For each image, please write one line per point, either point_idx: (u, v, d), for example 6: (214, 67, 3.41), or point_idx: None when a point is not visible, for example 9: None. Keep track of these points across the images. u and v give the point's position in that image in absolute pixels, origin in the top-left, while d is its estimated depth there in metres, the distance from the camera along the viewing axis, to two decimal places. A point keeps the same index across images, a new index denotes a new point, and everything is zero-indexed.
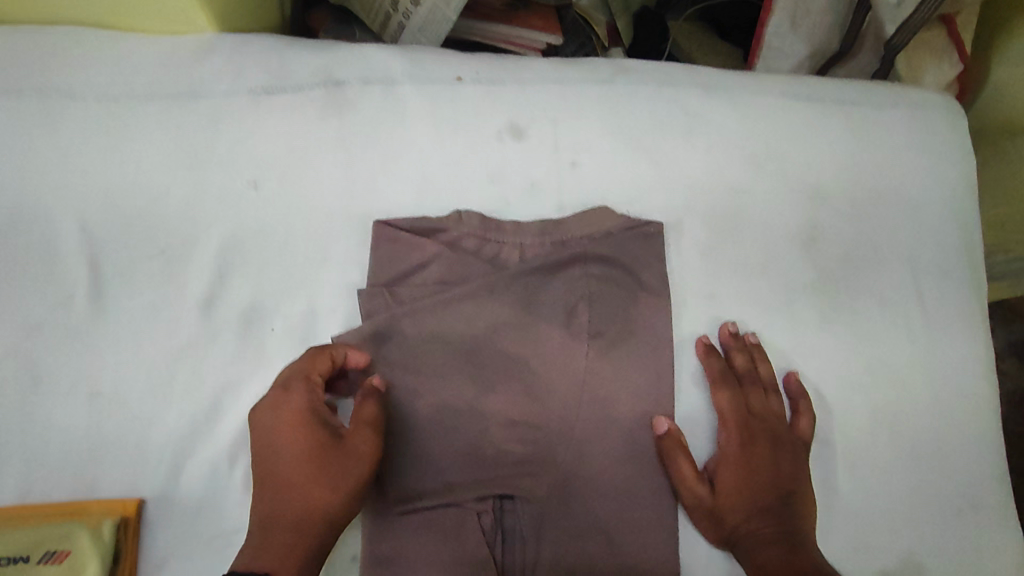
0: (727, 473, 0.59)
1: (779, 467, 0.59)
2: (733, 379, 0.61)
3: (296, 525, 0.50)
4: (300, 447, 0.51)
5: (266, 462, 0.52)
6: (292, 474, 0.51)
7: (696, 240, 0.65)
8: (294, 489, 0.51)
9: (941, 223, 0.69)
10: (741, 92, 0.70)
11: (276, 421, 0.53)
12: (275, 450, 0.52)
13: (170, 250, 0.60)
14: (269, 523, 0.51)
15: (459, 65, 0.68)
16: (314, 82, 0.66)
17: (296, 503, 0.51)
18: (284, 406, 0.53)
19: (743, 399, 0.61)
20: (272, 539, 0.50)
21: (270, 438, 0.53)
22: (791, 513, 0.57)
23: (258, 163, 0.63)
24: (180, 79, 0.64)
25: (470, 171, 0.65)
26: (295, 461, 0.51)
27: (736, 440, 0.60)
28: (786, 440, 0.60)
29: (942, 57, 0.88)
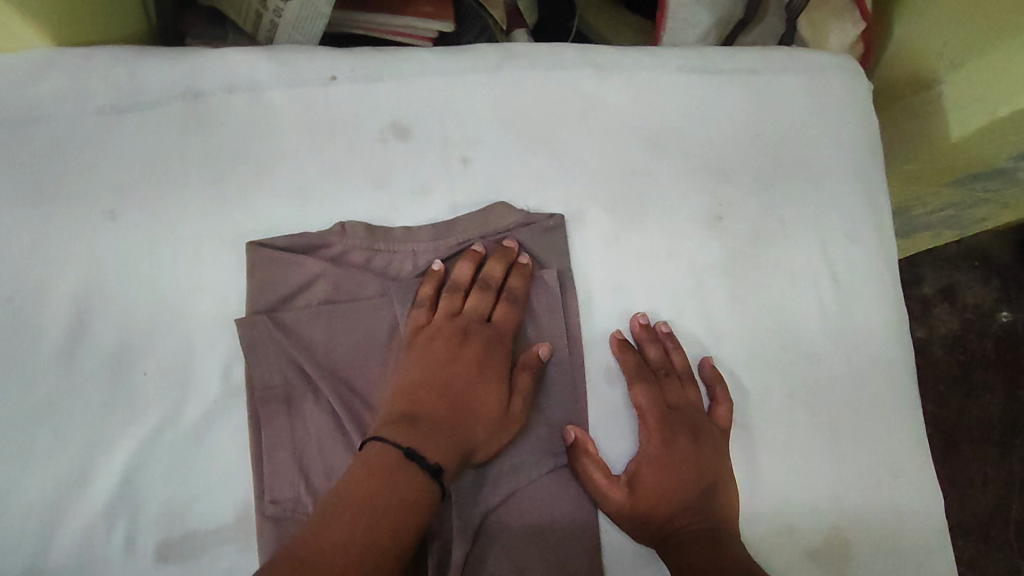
0: (647, 471, 0.56)
1: (700, 459, 0.57)
2: (648, 372, 0.59)
3: (447, 432, 0.51)
4: (483, 358, 0.56)
5: (440, 376, 0.54)
6: (476, 385, 0.54)
7: (599, 230, 0.63)
8: (463, 411, 0.53)
9: (846, 188, 0.68)
10: (636, 69, 0.68)
11: (488, 358, 0.56)
12: (455, 371, 0.55)
13: (18, 296, 0.54)
14: (417, 417, 0.52)
15: (332, 62, 0.63)
16: (171, 96, 0.60)
17: (461, 420, 0.53)
18: (470, 345, 0.56)
19: (660, 392, 0.59)
20: (430, 433, 0.51)
21: (453, 365, 0.55)
22: (713, 506, 0.55)
23: (115, 190, 0.57)
24: (15, 105, 0.57)
25: (354, 178, 0.60)
26: (474, 370, 0.55)
27: (658, 435, 0.58)
28: (706, 429, 0.59)
29: (843, 16, 0.84)
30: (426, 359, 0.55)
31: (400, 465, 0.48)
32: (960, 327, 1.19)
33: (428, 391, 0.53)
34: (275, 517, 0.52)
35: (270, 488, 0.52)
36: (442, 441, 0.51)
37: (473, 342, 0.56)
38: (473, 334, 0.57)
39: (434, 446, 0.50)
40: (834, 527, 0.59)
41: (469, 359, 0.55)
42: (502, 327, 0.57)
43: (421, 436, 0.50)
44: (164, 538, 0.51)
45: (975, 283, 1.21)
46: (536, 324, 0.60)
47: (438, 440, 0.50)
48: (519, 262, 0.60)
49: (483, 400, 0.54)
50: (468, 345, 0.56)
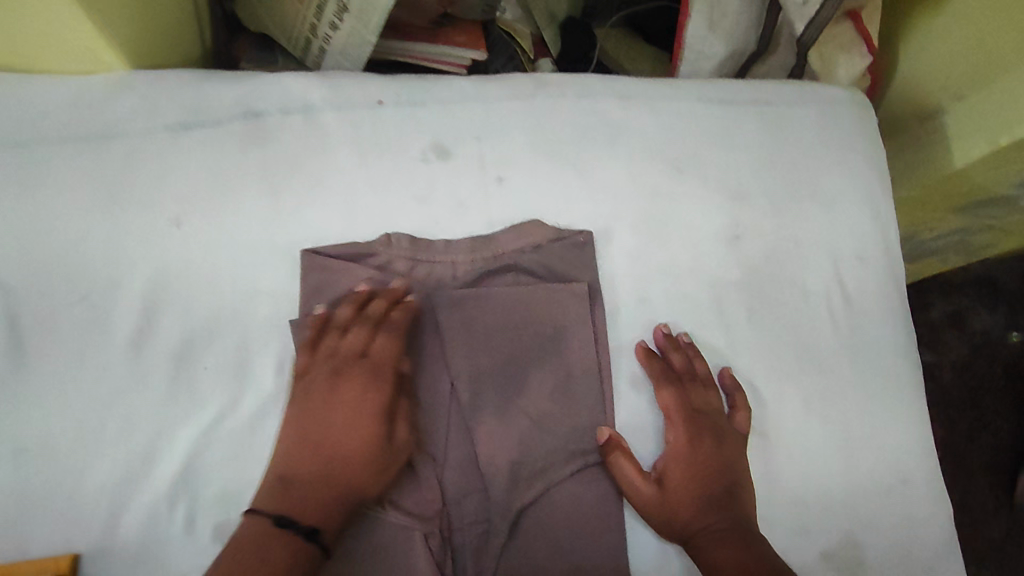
0: (674, 469, 0.60)
1: (723, 459, 0.61)
2: (673, 378, 0.63)
3: (326, 491, 0.53)
4: (344, 402, 0.56)
5: (316, 430, 0.55)
6: (336, 433, 0.55)
7: (624, 246, 0.67)
8: (322, 463, 0.54)
9: (856, 212, 0.73)
10: (660, 97, 0.73)
11: (365, 400, 0.57)
12: (330, 423, 0.56)
13: (93, 295, 0.59)
14: (293, 480, 0.53)
15: (379, 87, 0.68)
16: (233, 116, 0.65)
17: (335, 474, 0.54)
18: (340, 385, 0.57)
19: (686, 396, 0.63)
20: (304, 495, 0.52)
21: (319, 415, 0.56)
22: (739, 505, 0.58)
23: (181, 200, 0.62)
24: (93, 122, 0.63)
25: (398, 195, 0.65)
26: (345, 418, 0.56)
27: (683, 435, 0.61)
28: (726, 432, 0.62)
29: (852, 51, 0.91)
30: (300, 411, 0.56)
31: (271, 534, 0.50)
32: (970, 352, 1.22)
33: (307, 449, 0.55)
34: None
35: None
36: (319, 500, 0.52)
37: (344, 384, 0.57)
38: (348, 378, 0.57)
39: (310, 510, 0.52)
40: (847, 531, 0.62)
41: (342, 409, 0.56)
42: (377, 364, 0.58)
43: (305, 500, 0.52)
44: (222, 520, 0.55)
45: (983, 309, 1.24)
46: (565, 331, 0.63)
47: (319, 499, 0.52)
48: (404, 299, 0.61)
49: (353, 449, 0.55)
50: (343, 387, 0.57)
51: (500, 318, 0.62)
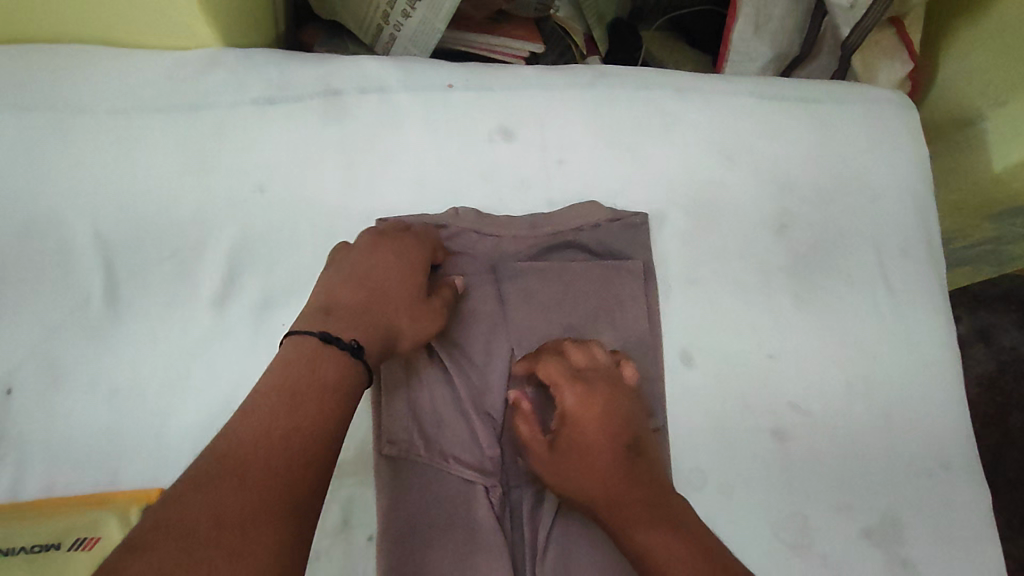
0: (581, 445, 0.56)
1: (620, 424, 0.57)
2: (553, 349, 0.60)
3: (368, 318, 0.54)
4: (400, 259, 0.58)
5: (359, 270, 0.56)
6: (387, 282, 0.57)
7: (677, 230, 0.70)
8: (366, 299, 0.55)
9: (901, 208, 0.75)
10: (714, 92, 0.76)
11: (405, 256, 0.59)
12: (375, 267, 0.57)
13: (181, 251, 0.62)
14: (335, 308, 0.53)
15: (450, 73, 0.72)
16: (314, 92, 0.69)
17: (379, 310, 0.55)
18: (389, 246, 0.59)
19: (564, 362, 0.59)
20: (348, 321, 0.53)
21: (365, 260, 0.57)
22: (642, 471, 0.55)
23: (264, 167, 0.66)
24: (186, 91, 0.66)
25: (466, 173, 0.69)
26: (394, 269, 0.57)
27: (574, 403, 0.57)
28: (620, 394, 0.58)
29: (894, 56, 0.93)
30: (344, 263, 0.57)
31: (319, 350, 0.49)
32: (997, 366, 1.23)
33: (352, 285, 0.56)
34: (391, 457, 0.58)
35: (384, 432, 0.59)
36: (362, 327, 0.53)
37: (393, 244, 0.59)
38: (389, 236, 0.59)
39: (348, 330, 0.52)
40: (887, 511, 0.65)
41: (394, 262, 0.58)
42: (421, 239, 0.61)
43: (347, 326, 0.52)
44: None
45: (1010, 324, 1.26)
46: (620, 306, 0.66)
47: (362, 325, 0.53)
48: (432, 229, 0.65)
49: (396, 296, 0.56)
50: (393, 246, 0.59)
51: (560, 292, 0.65)
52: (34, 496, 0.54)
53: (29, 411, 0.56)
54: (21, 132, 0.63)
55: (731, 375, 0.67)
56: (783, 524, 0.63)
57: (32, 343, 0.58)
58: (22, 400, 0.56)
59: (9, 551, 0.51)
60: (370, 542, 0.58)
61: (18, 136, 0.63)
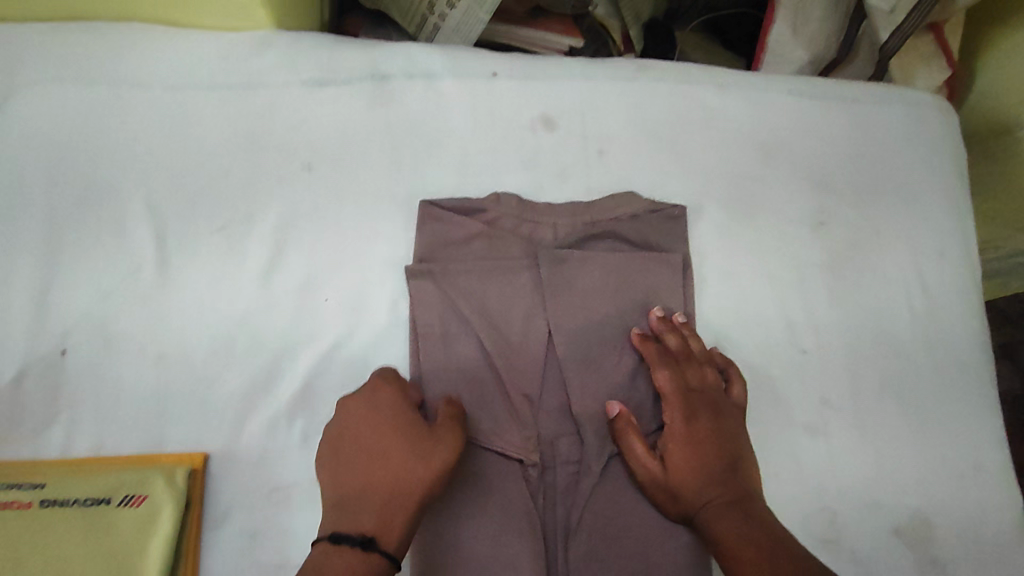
0: (676, 448, 0.59)
1: (720, 435, 0.60)
2: (669, 359, 0.63)
3: (370, 497, 0.51)
4: (389, 417, 0.54)
5: (347, 461, 0.53)
6: (385, 437, 0.53)
7: (714, 223, 0.71)
8: (365, 472, 0.52)
9: (939, 210, 0.75)
10: (754, 89, 0.76)
11: (377, 404, 0.55)
12: (357, 431, 0.54)
13: (230, 225, 0.64)
14: (343, 497, 0.51)
15: (494, 61, 0.73)
16: (361, 76, 0.70)
17: (383, 483, 0.51)
18: (375, 415, 0.54)
19: (682, 376, 0.63)
20: (357, 510, 0.50)
21: (348, 462, 0.53)
22: (738, 480, 0.58)
23: (312, 147, 0.67)
24: (238, 70, 0.68)
25: (507, 158, 0.70)
26: (386, 428, 0.53)
27: (681, 415, 0.61)
28: (724, 410, 0.62)
29: (931, 63, 0.92)
30: (333, 450, 0.54)
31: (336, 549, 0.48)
32: None
33: (346, 464, 0.53)
34: None
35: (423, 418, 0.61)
36: (367, 516, 0.50)
37: (379, 401, 0.55)
38: (357, 410, 0.55)
39: (361, 521, 0.50)
40: (917, 510, 0.65)
41: (381, 422, 0.54)
42: (399, 386, 0.57)
43: (362, 515, 0.50)
44: None
45: None
46: (655, 296, 0.67)
47: (369, 510, 0.50)
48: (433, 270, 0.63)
49: (392, 449, 0.52)
50: (375, 400, 0.55)
51: (599, 280, 0.66)
52: (86, 453, 0.56)
53: (81, 373, 0.58)
54: (81, 105, 0.65)
55: (765, 368, 0.67)
56: (813, 517, 0.63)
57: (86, 307, 0.60)
58: (76, 360, 0.58)
59: (63, 502, 0.52)
60: None
61: (79, 108, 0.65)
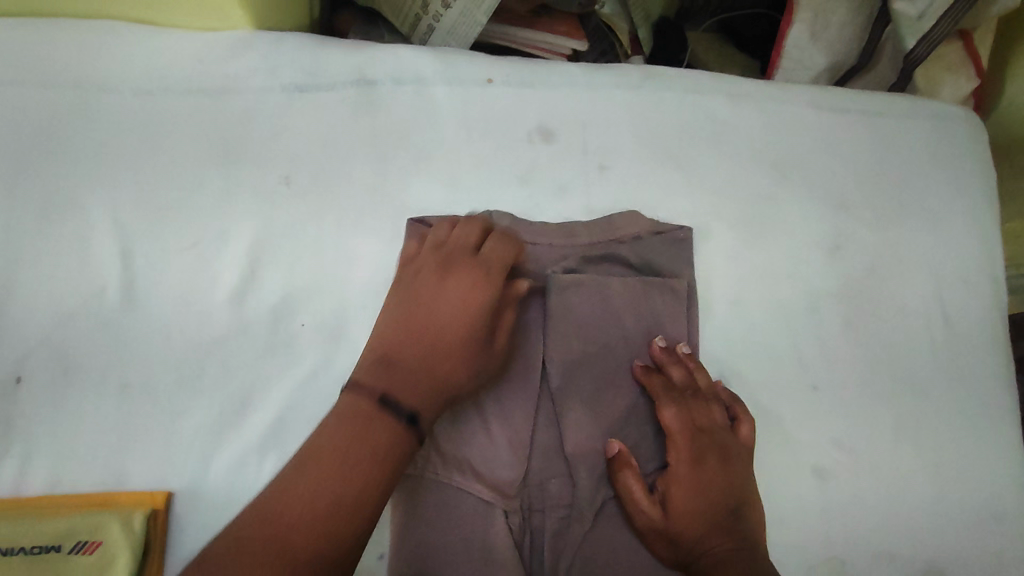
0: (679, 492, 0.56)
1: (727, 480, 0.57)
2: (677, 394, 0.58)
3: (421, 372, 0.52)
4: (473, 275, 0.57)
5: (420, 310, 0.55)
6: (463, 300, 0.56)
7: (722, 245, 0.66)
8: (427, 338, 0.54)
9: (965, 234, 0.70)
10: (768, 99, 0.71)
11: (474, 276, 0.57)
12: (435, 299, 0.56)
13: (202, 243, 0.60)
14: (393, 361, 0.52)
15: (490, 66, 0.68)
16: (347, 81, 0.65)
17: (435, 356, 0.53)
18: (453, 273, 0.57)
19: (689, 414, 0.58)
20: (405, 376, 0.51)
21: (424, 310, 0.55)
22: (744, 529, 0.54)
23: (291, 158, 0.63)
24: (214, 74, 0.63)
25: (501, 173, 0.65)
26: (467, 288, 0.56)
27: (687, 455, 0.57)
28: (733, 450, 0.58)
29: (960, 72, 0.85)
30: (409, 302, 0.56)
31: (366, 417, 0.48)
32: None
33: (409, 327, 0.54)
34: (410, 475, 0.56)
35: None
36: (422, 390, 0.51)
37: (458, 267, 0.57)
38: (457, 259, 0.58)
39: (409, 390, 0.51)
40: (933, 561, 0.61)
41: (465, 283, 0.56)
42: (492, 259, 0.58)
43: (399, 382, 0.51)
44: None
45: None
46: (657, 325, 0.62)
47: (418, 387, 0.51)
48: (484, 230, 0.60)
49: (460, 322, 0.55)
50: (455, 267, 0.57)
51: (596, 310, 0.61)
52: (39, 491, 0.52)
53: (38, 403, 0.54)
54: (44, 111, 0.61)
55: (773, 404, 0.63)
56: (820, 568, 0.59)
57: (44, 331, 0.56)
58: (32, 390, 0.54)
59: (6, 553, 0.49)
60: (380, 560, 0.55)
61: (41, 114, 0.60)
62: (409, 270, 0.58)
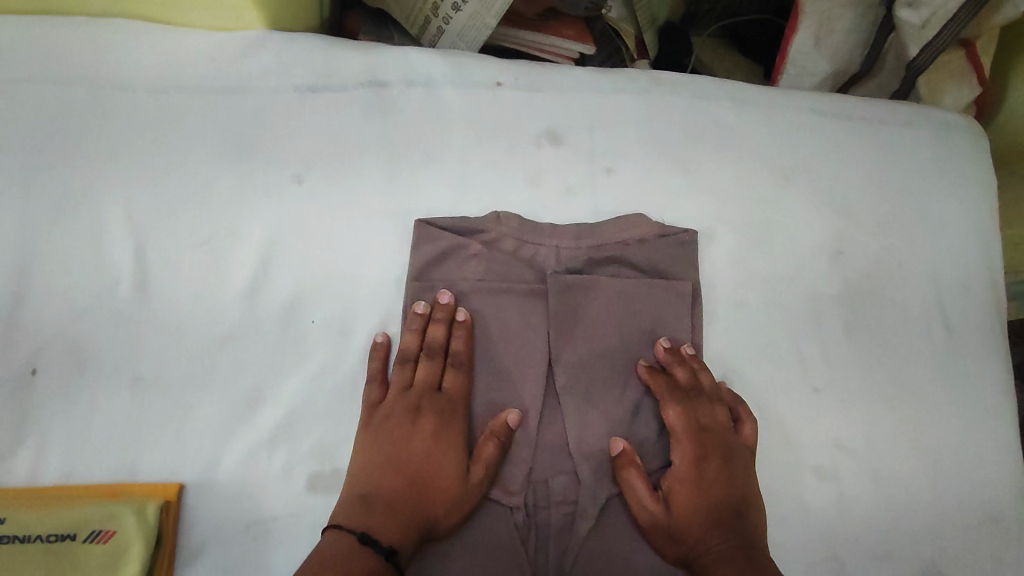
0: (682, 490, 0.57)
1: (729, 478, 0.57)
2: (680, 394, 0.60)
3: (401, 513, 0.52)
4: (441, 430, 0.57)
5: (394, 461, 0.55)
6: (434, 453, 0.56)
7: (726, 249, 0.67)
8: (404, 496, 0.53)
9: (965, 240, 0.71)
10: (772, 106, 0.72)
11: (441, 428, 0.57)
12: (406, 450, 0.55)
13: (215, 240, 0.61)
14: (373, 498, 0.53)
15: (499, 70, 0.69)
16: (359, 83, 0.66)
17: (415, 500, 0.53)
18: (420, 421, 0.57)
19: (692, 413, 0.59)
20: (385, 516, 0.52)
21: (397, 452, 0.55)
22: (745, 525, 0.55)
23: (304, 158, 0.64)
24: (228, 74, 0.64)
25: (510, 174, 0.66)
26: (434, 440, 0.56)
27: (689, 453, 0.58)
28: (735, 449, 0.59)
29: (963, 80, 0.86)
30: (379, 429, 0.56)
31: (353, 549, 0.49)
32: None
33: (385, 473, 0.54)
34: None
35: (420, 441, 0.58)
36: (398, 524, 0.52)
37: (425, 417, 0.57)
38: (424, 357, 0.59)
39: (391, 529, 0.51)
40: (931, 560, 0.62)
41: (434, 435, 0.56)
42: (457, 354, 0.59)
43: (377, 519, 0.51)
44: (317, 470, 0.56)
45: None
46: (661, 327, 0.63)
47: (395, 522, 0.52)
48: (456, 318, 0.60)
49: (435, 473, 0.55)
50: (421, 419, 0.57)
51: (600, 312, 0.62)
52: (54, 481, 0.53)
53: (52, 395, 0.55)
54: (60, 107, 0.61)
55: (774, 405, 0.64)
56: (819, 567, 0.60)
57: (59, 324, 0.57)
58: (46, 381, 0.55)
59: (24, 539, 0.50)
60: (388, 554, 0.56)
61: (57, 110, 0.61)
62: (372, 364, 0.59)
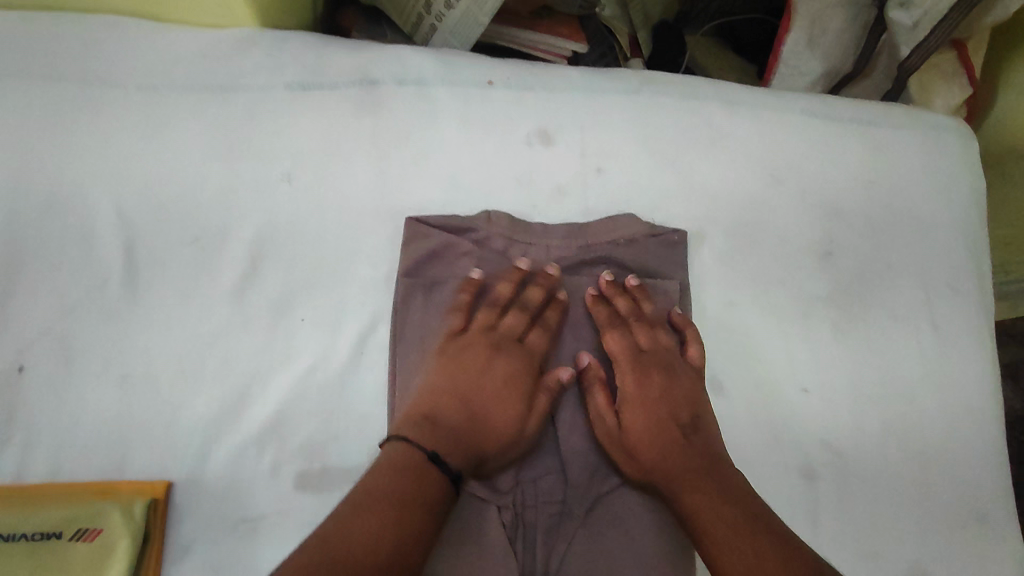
0: (631, 411, 0.59)
1: (677, 396, 0.60)
2: (621, 322, 0.62)
3: (464, 442, 0.55)
4: (515, 374, 0.59)
5: (463, 393, 0.58)
6: (506, 394, 0.58)
7: (716, 249, 0.67)
8: (468, 426, 0.56)
9: (954, 242, 0.71)
10: (763, 107, 0.72)
11: (517, 373, 0.59)
12: (479, 386, 0.58)
13: (204, 237, 0.60)
14: (437, 421, 0.55)
15: (491, 69, 0.69)
16: (349, 81, 0.66)
17: (475, 435, 0.56)
18: (497, 361, 0.60)
19: (631, 338, 0.62)
20: (450, 441, 0.54)
21: (468, 386, 0.58)
22: (698, 440, 0.57)
23: (294, 156, 0.63)
24: (218, 71, 0.64)
25: (501, 173, 0.66)
26: (507, 382, 0.59)
27: (633, 376, 0.61)
28: (680, 369, 0.61)
29: (952, 81, 0.87)
30: (454, 361, 0.59)
31: (418, 466, 0.51)
32: None
33: (453, 403, 0.57)
34: None
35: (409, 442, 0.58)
36: (461, 450, 0.54)
37: (503, 358, 0.60)
38: (511, 309, 0.62)
39: (455, 453, 0.54)
40: (916, 559, 0.62)
41: (509, 379, 0.59)
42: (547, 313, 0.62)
43: (443, 442, 0.54)
44: (305, 469, 0.56)
45: None
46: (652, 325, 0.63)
47: (459, 447, 0.54)
48: (557, 295, 0.63)
49: (500, 416, 0.57)
50: (497, 360, 0.60)
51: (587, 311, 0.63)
52: (41, 479, 0.53)
53: (40, 392, 0.55)
54: (48, 104, 0.61)
55: (762, 405, 0.64)
56: None
57: (47, 321, 0.56)
58: (33, 379, 0.55)
59: (10, 537, 0.50)
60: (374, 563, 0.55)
61: (47, 107, 0.61)
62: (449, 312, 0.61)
